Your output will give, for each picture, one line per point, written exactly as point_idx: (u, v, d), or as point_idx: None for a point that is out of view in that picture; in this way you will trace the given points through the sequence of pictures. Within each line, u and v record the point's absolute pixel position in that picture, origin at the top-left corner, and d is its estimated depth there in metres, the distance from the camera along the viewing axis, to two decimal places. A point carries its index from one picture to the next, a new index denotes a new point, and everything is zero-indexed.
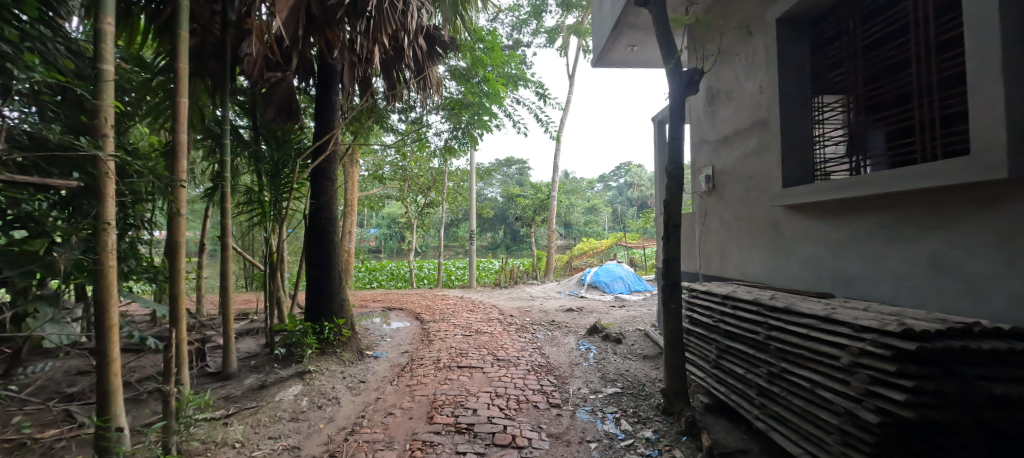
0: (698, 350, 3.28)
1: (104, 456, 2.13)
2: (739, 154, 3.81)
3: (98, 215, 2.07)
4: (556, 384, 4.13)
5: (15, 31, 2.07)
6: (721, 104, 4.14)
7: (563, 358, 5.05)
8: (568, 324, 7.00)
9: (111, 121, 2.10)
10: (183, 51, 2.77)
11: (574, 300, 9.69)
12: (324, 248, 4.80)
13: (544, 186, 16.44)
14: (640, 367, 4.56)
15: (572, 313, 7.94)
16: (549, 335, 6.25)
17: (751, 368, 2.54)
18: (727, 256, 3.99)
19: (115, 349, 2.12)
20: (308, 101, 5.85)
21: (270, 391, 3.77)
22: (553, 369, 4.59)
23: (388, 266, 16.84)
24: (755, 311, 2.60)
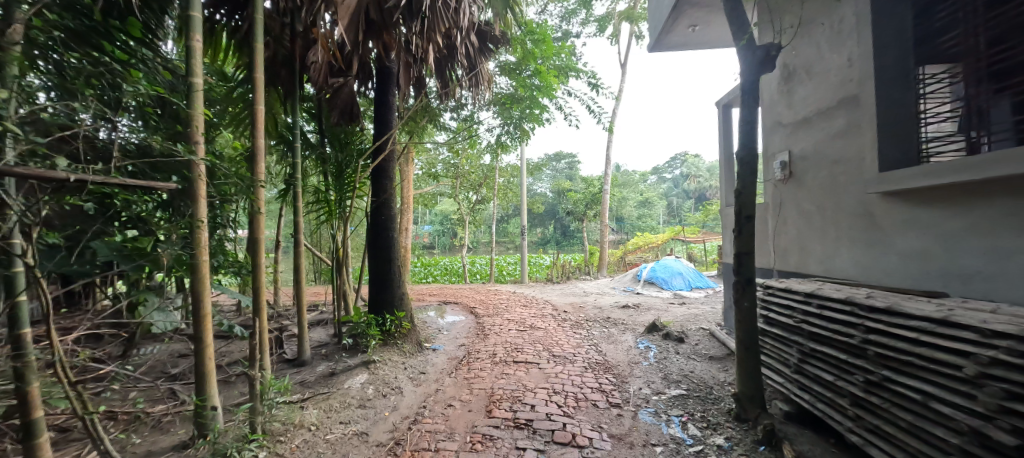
0: (776, 353, 3.04)
1: (203, 431, 2.37)
2: (822, 137, 3.46)
3: (192, 214, 2.28)
4: (616, 383, 4.01)
5: (122, 51, 2.32)
6: (799, 81, 3.79)
7: (621, 356, 4.90)
8: (625, 321, 6.79)
9: (202, 129, 2.30)
10: (259, 63, 2.96)
11: (630, 296, 9.42)
12: (385, 244, 5.00)
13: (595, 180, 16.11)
14: (706, 369, 4.32)
15: (629, 310, 7.70)
16: (605, 332, 6.10)
17: (842, 375, 2.31)
18: (808, 249, 3.66)
19: (208, 336, 2.33)
20: (368, 104, 6.13)
21: (340, 378, 3.99)
22: (612, 368, 4.47)
23: (442, 261, 17.37)
24: (848, 312, 2.35)
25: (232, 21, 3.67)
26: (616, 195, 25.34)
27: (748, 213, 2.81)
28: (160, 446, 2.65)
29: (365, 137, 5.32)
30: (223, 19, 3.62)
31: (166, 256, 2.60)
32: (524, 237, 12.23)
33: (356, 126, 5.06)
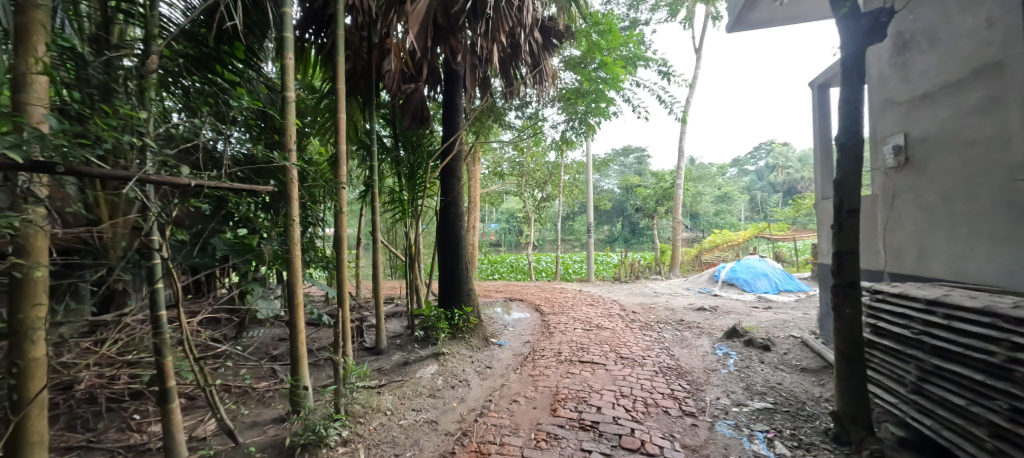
0: (886, 369, 2.81)
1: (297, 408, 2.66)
2: (950, 115, 3.11)
3: (286, 213, 2.54)
4: (690, 390, 3.84)
5: (231, 73, 2.67)
6: (916, 53, 3.43)
7: (696, 362, 4.67)
8: (700, 324, 6.44)
9: (294, 138, 2.56)
10: (341, 74, 3.22)
11: (707, 299, 8.88)
12: (454, 242, 5.22)
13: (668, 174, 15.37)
14: (796, 382, 3.98)
15: (705, 313, 7.27)
16: (678, 335, 5.84)
17: (979, 399, 2.11)
18: (931, 246, 3.31)
19: (301, 323, 2.60)
20: (438, 107, 6.43)
21: (413, 367, 4.24)
22: (685, 373, 4.27)
23: (509, 258, 17.68)
24: (985, 326, 2.14)
25: (318, 38, 4.00)
26: (691, 190, 23.98)
27: (851, 207, 2.54)
28: (262, 419, 3.02)
29: (435, 140, 5.55)
30: (310, 38, 3.97)
31: (268, 251, 2.94)
32: (591, 235, 12.01)
33: (426, 130, 5.30)
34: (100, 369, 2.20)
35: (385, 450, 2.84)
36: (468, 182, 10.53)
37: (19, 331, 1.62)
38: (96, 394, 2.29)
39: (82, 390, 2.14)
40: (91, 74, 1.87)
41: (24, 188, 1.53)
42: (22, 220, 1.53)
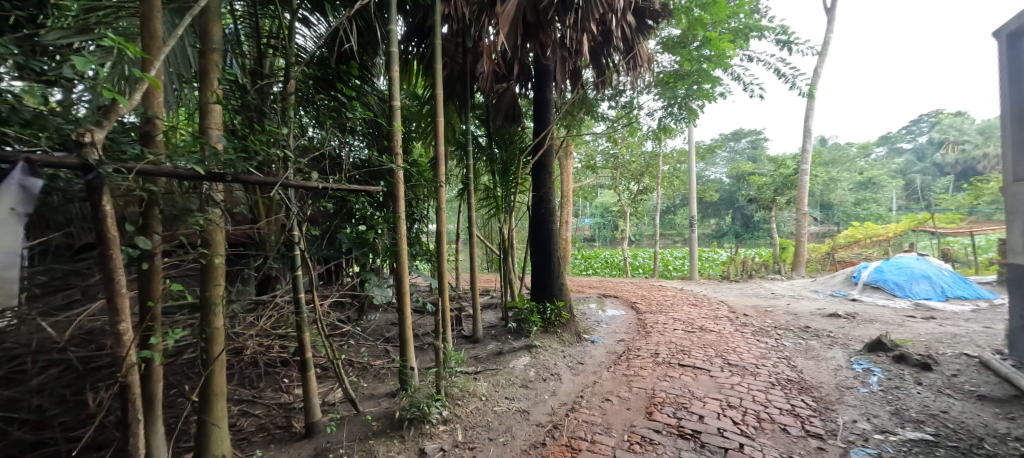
0: None
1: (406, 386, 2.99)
2: None
3: (394, 210, 2.84)
4: (815, 408, 3.44)
5: (350, 89, 3.07)
6: None
7: (826, 377, 4.15)
8: (832, 334, 5.66)
9: (399, 143, 2.84)
10: (439, 81, 3.47)
11: (841, 304, 7.71)
12: (546, 237, 5.30)
13: (789, 160, 13.62)
14: (969, 413, 3.33)
15: (839, 321, 6.37)
16: (801, 344, 5.23)
17: None
18: None
19: (407, 310, 2.90)
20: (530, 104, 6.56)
21: (507, 358, 4.44)
22: (810, 389, 3.82)
23: (603, 253, 17.36)
24: None
25: (419, 49, 4.35)
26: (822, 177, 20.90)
27: None
28: (378, 392, 3.43)
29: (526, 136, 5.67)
30: (412, 50, 4.34)
31: (381, 245, 3.32)
32: (694, 229, 11.20)
33: (518, 127, 5.43)
34: (259, 339, 2.73)
35: (480, 433, 3.03)
36: (561, 177, 10.57)
37: (206, 305, 2.10)
38: (257, 360, 2.82)
39: (248, 355, 2.67)
40: (250, 100, 2.33)
41: (208, 194, 1.96)
42: (207, 219, 1.97)
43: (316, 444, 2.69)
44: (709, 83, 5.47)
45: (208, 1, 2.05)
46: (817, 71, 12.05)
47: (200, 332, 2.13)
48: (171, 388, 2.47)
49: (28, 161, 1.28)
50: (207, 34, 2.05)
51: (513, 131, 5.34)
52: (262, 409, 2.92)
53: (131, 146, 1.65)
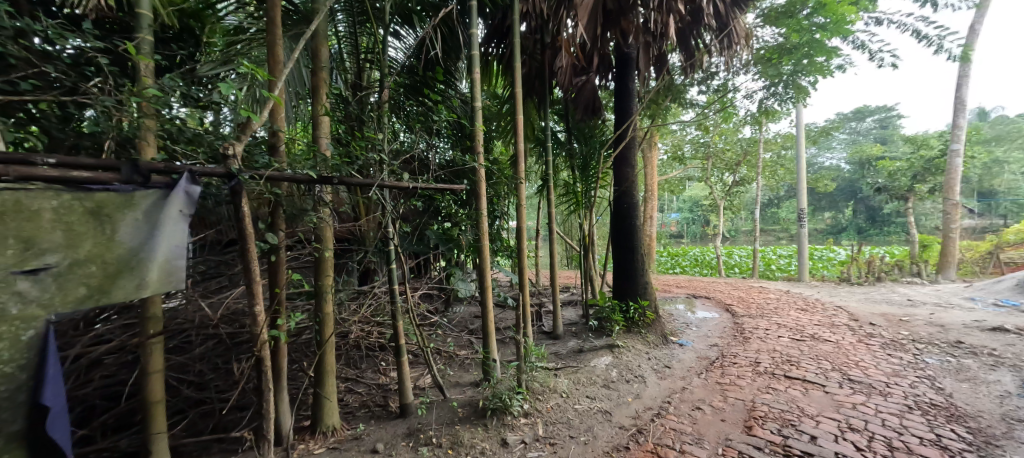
0: None
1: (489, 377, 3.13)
2: None
3: (476, 208, 2.97)
4: (967, 442, 2.92)
5: (436, 93, 3.27)
6: None
7: (983, 404, 3.48)
8: (994, 352, 4.71)
9: (481, 142, 2.96)
10: (518, 79, 3.55)
11: (1008, 316, 6.33)
12: (628, 233, 5.15)
13: (932, 140, 11.48)
14: None
15: (1006, 337, 5.26)
16: (948, 362, 4.44)
17: None
18: None
19: (490, 304, 3.03)
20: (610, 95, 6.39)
21: (587, 356, 4.40)
22: (962, 418, 3.23)
23: (693, 250, 16.28)
24: None
25: (498, 49, 4.45)
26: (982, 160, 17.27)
27: None
28: (462, 380, 3.63)
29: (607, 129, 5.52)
30: (492, 51, 4.45)
31: (465, 240, 3.50)
32: (803, 224, 10.01)
33: (598, 120, 5.32)
34: (361, 325, 3.06)
35: (560, 429, 3.06)
36: (646, 170, 10.12)
37: (320, 294, 2.41)
38: (359, 343, 3.16)
39: (352, 339, 3.01)
40: (351, 110, 2.62)
41: (319, 197, 2.24)
42: (319, 218, 2.25)
43: (409, 423, 2.94)
44: (824, 55, 4.75)
45: (318, 26, 2.34)
46: (973, 29, 9.98)
47: (315, 315, 2.46)
48: (294, 363, 2.88)
49: (191, 171, 1.50)
50: (317, 54, 2.35)
51: (593, 124, 5.24)
52: (363, 388, 3.27)
53: (262, 156, 1.96)
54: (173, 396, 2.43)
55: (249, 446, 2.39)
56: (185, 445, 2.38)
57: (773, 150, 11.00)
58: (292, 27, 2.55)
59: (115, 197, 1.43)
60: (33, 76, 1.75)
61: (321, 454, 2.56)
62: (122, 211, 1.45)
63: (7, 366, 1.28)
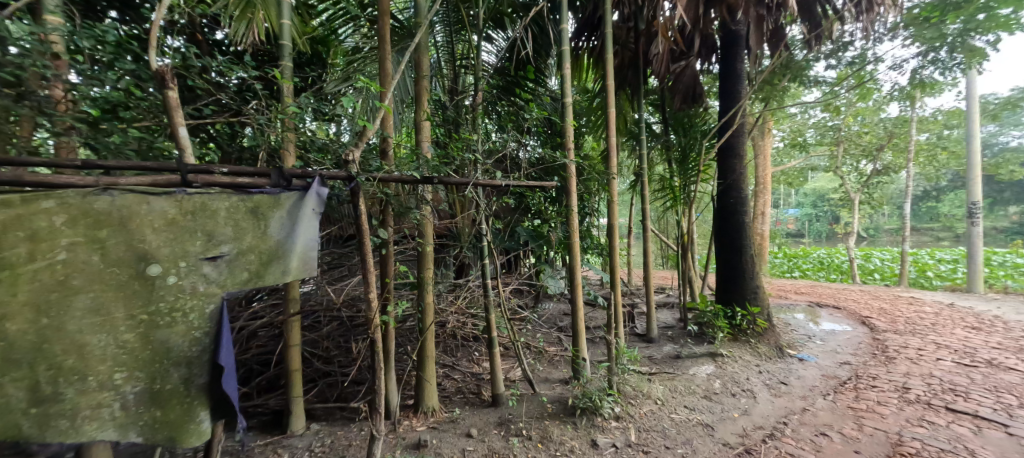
0: None
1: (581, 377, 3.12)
2: None
3: (567, 204, 3.00)
4: None
5: (527, 92, 3.36)
6: None
7: None
8: None
9: (571, 138, 2.96)
10: (609, 70, 3.48)
11: None
12: (735, 231, 4.71)
13: None
14: None
15: None
16: None
17: None
18: None
19: (580, 301, 3.04)
20: (713, 79, 5.91)
21: (686, 363, 4.15)
22: None
23: (818, 251, 14.28)
24: None
25: (589, 42, 4.34)
26: None
27: None
28: (552, 376, 3.68)
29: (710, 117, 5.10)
30: (583, 44, 4.37)
31: (555, 237, 3.54)
32: (973, 222, 8.16)
33: (700, 107, 4.94)
34: (457, 316, 3.27)
35: (654, 437, 2.93)
36: (758, 161, 9.14)
37: (422, 285, 2.64)
38: (455, 332, 3.40)
39: (449, 328, 3.25)
40: (449, 114, 2.82)
41: (421, 195, 2.47)
42: (422, 215, 2.48)
43: (500, 413, 3.08)
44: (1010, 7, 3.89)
45: (420, 38, 2.56)
46: None
47: (418, 304, 2.70)
48: (400, 347, 3.19)
49: (321, 174, 1.77)
50: (419, 64, 2.57)
51: (694, 113, 4.88)
52: (459, 375, 3.49)
53: (374, 161, 2.21)
54: (306, 367, 2.87)
55: (364, 416, 2.72)
56: (316, 409, 2.79)
57: (931, 130, 9.12)
58: (398, 43, 2.84)
59: (268, 198, 1.69)
60: (211, 104, 2.21)
61: (422, 432, 2.81)
62: (272, 210, 1.72)
63: (197, 332, 1.54)
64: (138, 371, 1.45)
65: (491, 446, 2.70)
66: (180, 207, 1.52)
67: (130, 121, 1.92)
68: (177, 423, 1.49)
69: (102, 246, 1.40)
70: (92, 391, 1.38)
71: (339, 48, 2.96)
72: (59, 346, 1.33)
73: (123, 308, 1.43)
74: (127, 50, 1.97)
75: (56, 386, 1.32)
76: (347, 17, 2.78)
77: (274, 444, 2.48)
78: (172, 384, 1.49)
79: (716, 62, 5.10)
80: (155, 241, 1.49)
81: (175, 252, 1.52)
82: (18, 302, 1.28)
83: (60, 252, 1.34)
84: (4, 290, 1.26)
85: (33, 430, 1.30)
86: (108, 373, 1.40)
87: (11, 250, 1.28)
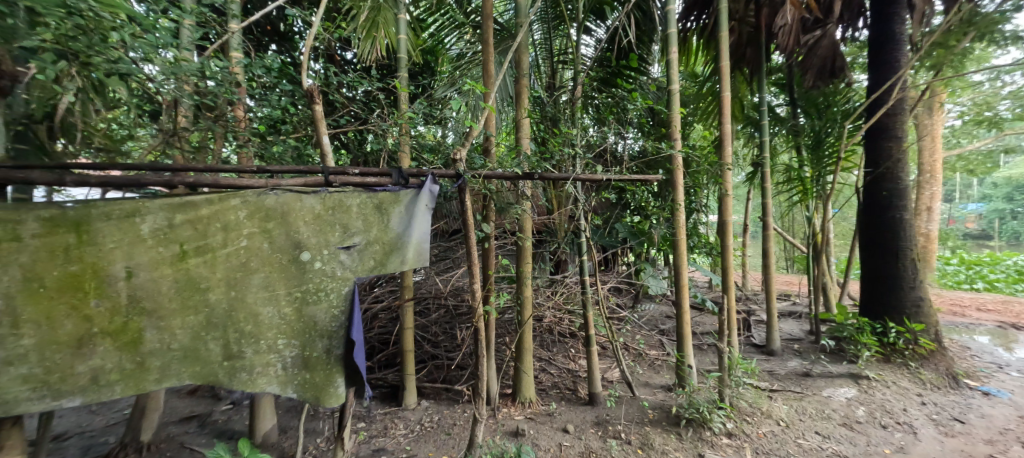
0: None
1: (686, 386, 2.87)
2: None
3: (673, 198, 2.85)
4: None
5: (630, 81, 3.28)
6: None
7: None
8: None
9: (678, 127, 2.82)
10: (724, 50, 3.21)
11: None
12: (886, 229, 3.99)
13: None
14: None
15: None
16: None
17: None
18: None
19: (686, 303, 2.88)
20: (857, 50, 5.06)
21: (817, 382, 3.62)
22: None
23: (1014, 258, 11.25)
24: None
25: (699, 21, 4.04)
26: None
27: None
28: (653, 381, 3.54)
29: (854, 93, 4.40)
30: (692, 25, 4.08)
31: (658, 235, 3.38)
32: None
33: (840, 82, 4.28)
34: (554, 311, 3.34)
35: None
36: (921, 146, 7.56)
37: (521, 279, 2.74)
38: (552, 327, 3.48)
39: (546, 323, 3.31)
40: (547, 111, 2.87)
41: (521, 192, 2.58)
42: (521, 211, 2.58)
43: (597, 412, 3.07)
44: None
45: (521, 38, 2.65)
46: None
47: (516, 297, 2.81)
48: (500, 337, 3.36)
49: (433, 173, 1.96)
50: (520, 64, 2.66)
51: (832, 90, 4.26)
52: (556, 370, 3.54)
53: (478, 159, 2.36)
54: (417, 348, 3.18)
55: (467, 400, 2.92)
56: (425, 388, 3.07)
57: None
58: (501, 44, 2.97)
59: (390, 195, 1.92)
60: (345, 115, 2.57)
61: (520, 421, 2.91)
62: (393, 205, 1.94)
63: (336, 310, 1.80)
64: (294, 339, 1.74)
65: (588, 445, 2.68)
66: (324, 203, 1.80)
67: (287, 133, 2.34)
68: (322, 386, 1.75)
69: (270, 235, 1.73)
70: (263, 352, 1.70)
71: (446, 56, 3.20)
72: (241, 314, 1.68)
73: (284, 287, 1.74)
74: (286, 73, 2.38)
75: (239, 346, 1.67)
76: (454, 26, 3.01)
77: (391, 414, 2.80)
78: (317, 352, 1.76)
79: (864, 28, 4.36)
80: (306, 232, 1.78)
81: (320, 242, 1.80)
82: (217, 278, 1.65)
83: (243, 239, 1.69)
84: (208, 267, 1.64)
85: (224, 378, 1.64)
86: (273, 339, 1.72)
87: (212, 237, 1.65)
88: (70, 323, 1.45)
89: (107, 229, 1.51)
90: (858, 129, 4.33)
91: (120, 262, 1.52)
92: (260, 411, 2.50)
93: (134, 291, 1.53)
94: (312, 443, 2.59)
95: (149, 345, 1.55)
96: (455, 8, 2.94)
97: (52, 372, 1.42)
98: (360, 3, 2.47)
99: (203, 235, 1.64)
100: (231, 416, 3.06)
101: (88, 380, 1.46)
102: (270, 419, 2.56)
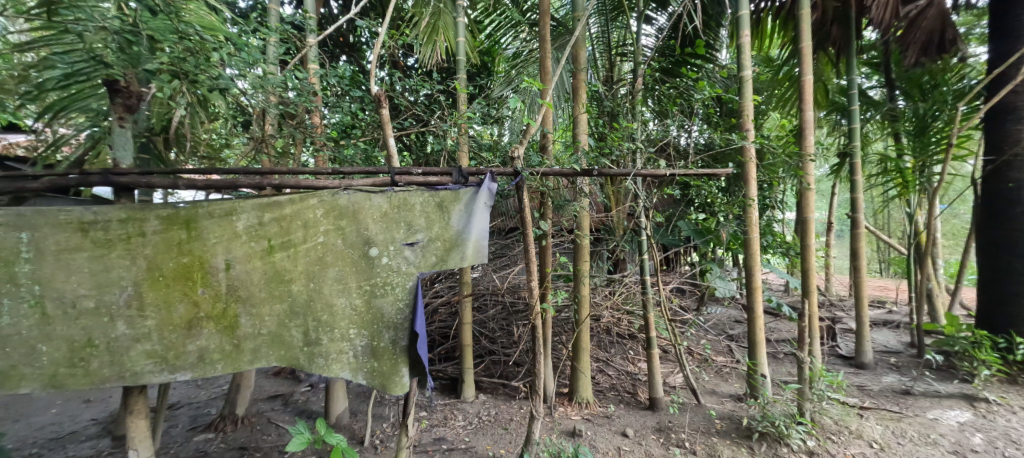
0: None
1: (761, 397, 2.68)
2: None
3: (745, 194, 2.68)
4: None
5: (696, 69, 3.13)
6: None
7: None
8: None
9: (751, 117, 2.65)
10: (805, 29, 2.94)
11: None
12: (1012, 227, 3.43)
13: None
14: None
15: None
16: None
17: None
18: None
19: (759, 307, 2.69)
20: (972, 19, 4.39)
21: (920, 401, 3.20)
22: None
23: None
24: None
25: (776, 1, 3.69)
26: None
27: None
28: (721, 390, 3.35)
29: (969, 68, 3.83)
30: (767, 5, 3.74)
31: (725, 234, 3.19)
32: None
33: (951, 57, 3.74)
34: (612, 311, 3.27)
35: None
36: None
37: (578, 277, 2.71)
38: (611, 328, 3.40)
39: (604, 323, 3.25)
40: (606, 106, 2.81)
41: (578, 189, 2.56)
42: (579, 209, 2.57)
43: (659, 418, 2.96)
44: None
45: (579, 32, 2.62)
46: None
47: (573, 296, 2.79)
48: (557, 336, 3.35)
49: (492, 171, 2.02)
50: (577, 58, 2.64)
51: (939, 68, 3.74)
52: (614, 371, 3.47)
53: (535, 156, 2.37)
54: (475, 343, 3.27)
55: (524, 396, 2.95)
56: (484, 382, 3.15)
57: None
58: (558, 40, 2.96)
59: (451, 194, 2.00)
60: (409, 118, 2.70)
61: (577, 421, 2.89)
62: (453, 203, 2.02)
63: (401, 303, 1.91)
64: (364, 329, 1.87)
65: (649, 450, 2.60)
66: (390, 202, 1.92)
67: (357, 137, 2.50)
68: (388, 374, 1.86)
69: (343, 232, 1.87)
70: (337, 340, 1.84)
71: (502, 56, 3.24)
72: (319, 304, 1.84)
73: (356, 280, 1.88)
74: (356, 80, 2.55)
75: (318, 333, 1.83)
76: (510, 25, 3.04)
77: (451, 405, 2.90)
78: (384, 342, 1.88)
79: None
80: (375, 229, 1.91)
81: (387, 238, 1.92)
82: (299, 270, 1.82)
83: (320, 235, 1.84)
84: (291, 260, 1.81)
85: (304, 362, 1.80)
86: (346, 328, 1.86)
87: (295, 233, 1.82)
88: (182, 307, 1.68)
89: (211, 226, 1.72)
90: (974, 110, 3.78)
91: (221, 255, 1.73)
92: (334, 394, 2.71)
93: (231, 282, 1.74)
94: (379, 428, 2.77)
95: (244, 329, 1.75)
96: (511, 7, 2.98)
97: (169, 349, 1.66)
98: (422, 10, 2.61)
99: (287, 231, 1.81)
100: (310, 397, 3.36)
101: (196, 358, 1.68)
102: (342, 402, 2.77)
